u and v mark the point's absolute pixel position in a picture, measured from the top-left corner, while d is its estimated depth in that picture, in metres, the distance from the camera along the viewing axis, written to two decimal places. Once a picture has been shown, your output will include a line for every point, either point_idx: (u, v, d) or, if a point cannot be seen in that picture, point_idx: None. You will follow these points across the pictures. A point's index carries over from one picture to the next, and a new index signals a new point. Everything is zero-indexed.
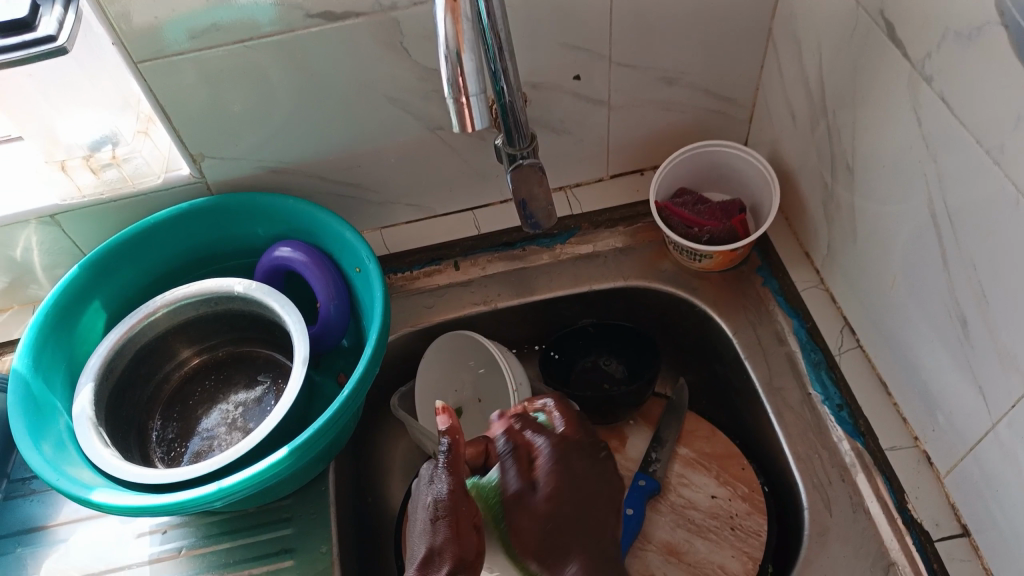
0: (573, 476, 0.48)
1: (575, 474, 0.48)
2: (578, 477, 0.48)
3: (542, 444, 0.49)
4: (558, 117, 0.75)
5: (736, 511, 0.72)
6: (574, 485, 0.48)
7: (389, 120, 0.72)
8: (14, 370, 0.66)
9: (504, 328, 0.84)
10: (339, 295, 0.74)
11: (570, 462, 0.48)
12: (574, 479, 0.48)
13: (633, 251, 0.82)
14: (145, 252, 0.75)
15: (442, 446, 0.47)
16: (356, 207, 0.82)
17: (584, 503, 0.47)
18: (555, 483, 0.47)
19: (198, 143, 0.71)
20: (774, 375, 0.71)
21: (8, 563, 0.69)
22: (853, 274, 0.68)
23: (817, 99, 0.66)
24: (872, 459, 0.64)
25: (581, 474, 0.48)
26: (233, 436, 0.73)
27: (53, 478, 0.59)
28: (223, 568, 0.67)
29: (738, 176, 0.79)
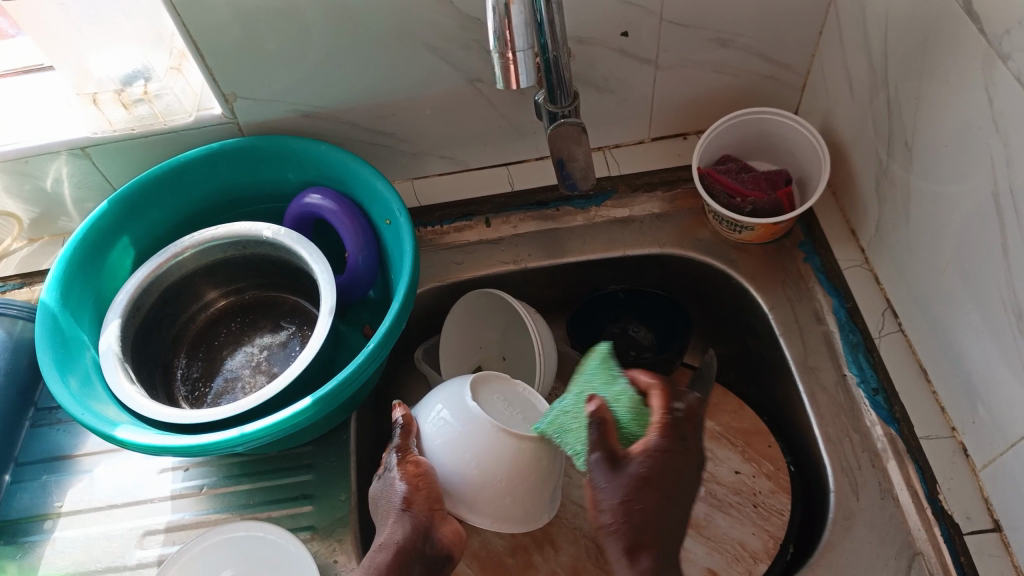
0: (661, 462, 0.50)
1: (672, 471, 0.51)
2: (675, 446, 0.51)
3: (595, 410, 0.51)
4: (601, 74, 0.72)
5: (760, 488, 0.71)
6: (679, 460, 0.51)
7: (428, 68, 0.70)
8: (42, 302, 0.65)
9: (532, 289, 0.83)
10: (367, 245, 0.72)
11: (677, 445, 0.51)
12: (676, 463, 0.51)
13: (671, 218, 0.80)
14: (176, 189, 0.74)
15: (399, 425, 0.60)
16: (389, 156, 0.80)
17: (670, 487, 0.50)
18: (666, 452, 0.51)
19: (231, 82, 0.69)
20: (808, 354, 0.69)
21: (33, 490, 0.70)
22: (901, 255, 0.65)
23: (879, 69, 0.63)
24: (905, 447, 0.62)
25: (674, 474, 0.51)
26: (257, 378, 0.72)
27: (78, 413, 0.59)
28: (243, 509, 0.67)
29: (786, 146, 0.76)
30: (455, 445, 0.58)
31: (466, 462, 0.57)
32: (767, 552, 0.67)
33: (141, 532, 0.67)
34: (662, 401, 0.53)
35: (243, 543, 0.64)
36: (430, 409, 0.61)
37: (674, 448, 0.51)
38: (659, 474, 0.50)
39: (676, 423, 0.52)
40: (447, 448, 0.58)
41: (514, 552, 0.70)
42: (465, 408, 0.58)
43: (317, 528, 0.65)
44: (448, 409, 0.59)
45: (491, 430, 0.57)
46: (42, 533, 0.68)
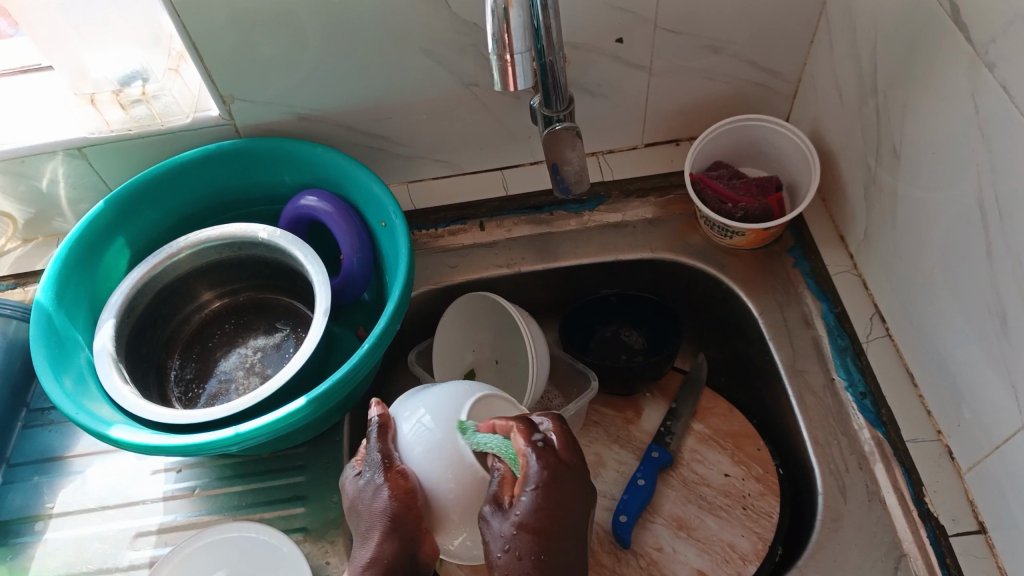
0: (558, 496, 0.49)
1: (561, 506, 0.49)
2: (558, 512, 0.48)
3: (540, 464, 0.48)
4: (595, 80, 0.73)
5: (749, 491, 0.71)
6: (555, 524, 0.48)
7: (424, 72, 0.71)
8: (37, 302, 0.65)
9: (524, 293, 0.84)
10: (363, 248, 0.73)
11: (557, 519, 0.48)
12: (556, 508, 0.48)
13: (663, 223, 0.81)
14: (172, 190, 0.74)
15: (371, 426, 0.53)
16: (384, 159, 0.81)
17: (558, 545, 0.48)
18: (543, 511, 0.48)
19: (229, 84, 0.70)
20: (797, 358, 0.70)
21: (25, 490, 0.70)
22: (888, 260, 0.66)
23: (868, 77, 0.64)
24: (892, 450, 0.63)
25: (563, 507, 0.49)
26: (251, 380, 0.72)
27: (73, 412, 0.59)
28: (236, 510, 0.67)
29: (777, 153, 0.77)
30: (432, 450, 0.49)
31: (444, 473, 0.49)
32: (756, 553, 0.67)
33: (134, 533, 0.67)
34: (541, 469, 0.48)
35: (240, 544, 0.64)
36: (411, 411, 0.52)
37: (561, 506, 0.49)
38: (546, 521, 0.48)
39: (565, 486, 0.49)
40: (426, 453, 0.50)
41: None
42: (451, 411, 0.50)
43: (309, 530, 0.65)
44: (429, 415, 0.51)
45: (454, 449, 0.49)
46: (33, 535, 0.68)
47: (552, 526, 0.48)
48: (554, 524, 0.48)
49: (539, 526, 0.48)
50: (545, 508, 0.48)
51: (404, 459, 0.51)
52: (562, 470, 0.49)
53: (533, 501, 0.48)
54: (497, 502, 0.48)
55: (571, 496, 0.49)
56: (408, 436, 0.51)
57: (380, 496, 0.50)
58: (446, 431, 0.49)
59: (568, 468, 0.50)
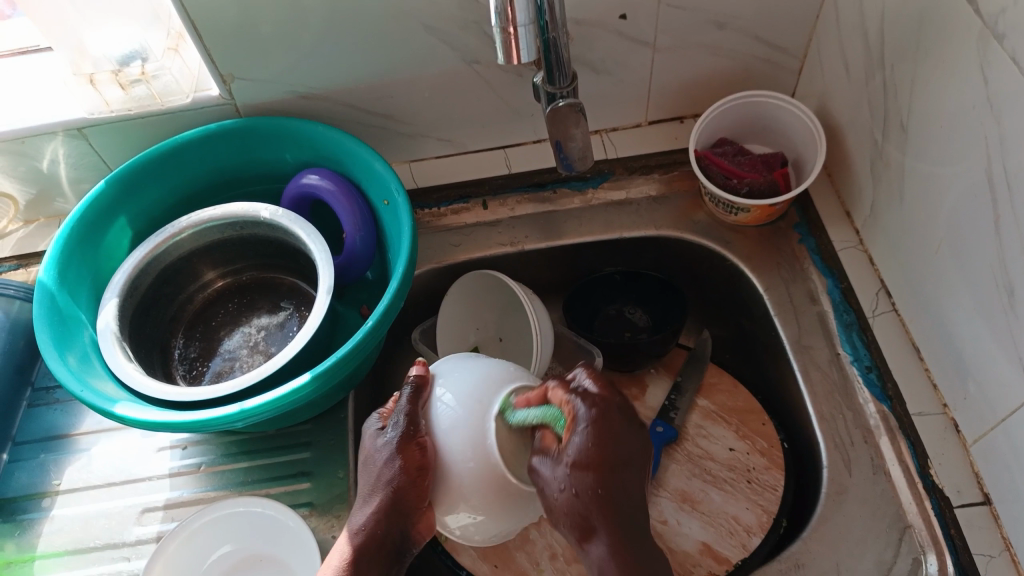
0: (614, 437, 0.44)
1: (616, 442, 0.44)
2: (613, 448, 0.44)
3: (586, 410, 0.44)
4: (599, 56, 0.72)
5: (754, 465, 0.71)
6: (612, 462, 0.43)
7: (426, 49, 0.70)
8: (39, 282, 0.65)
9: (529, 271, 0.83)
10: (365, 226, 0.72)
11: (615, 458, 0.44)
12: (613, 445, 0.44)
13: (667, 200, 0.80)
14: (173, 169, 0.74)
15: (405, 388, 0.50)
16: (386, 138, 0.80)
17: (621, 481, 0.44)
18: (597, 448, 0.43)
19: (231, 63, 0.69)
20: (803, 334, 0.70)
21: (30, 469, 0.70)
22: (895, 236, 0.66)
23: (875, 50, 0.63)
24: (897, 424, 0.63)
25: (621, 443, 0.44)
26: (255, 358, 0.72)
27: (77, 389, 0.59)
28: (242, 486, 0.68)
29: (783, 129, 0.76)
30: (459, 428, 0.46)
31: (464, 449, 0.46)
32: (761, 525, 0.67)
33: (141, 510, 0.67)
34: (587, 410, 0.44)
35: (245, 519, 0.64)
36: (450, 384, 0.49)
37: (617, 443, 0.44)
38: (605, 458, 0.43)
39: (617, 426, 0.44)
40: (452, 430, 0.47)
41: None
42: (483, 393, 0.47)
43: (315, 504, 0.65)
44: (457, 396, 0.48)
45: (471, 427, 0.46)
46: (39, 511, 0.68)
47: (610, 462, 0.43)
48: (611, 460, 0.43)
49: (602, 466, 0.43)
50: (603, 444, 0.43)
51: (430, 429, 0.48)
52: (610, 409, 0.45)
53: (582, 439, 0.43)
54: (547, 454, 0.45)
55: (627, 436, 0.45)
56: (438, 408, 0.48)
57: (390, 463, 0.49)
58: (473, 410, 0.46)
59: (617, 406, 0.45)
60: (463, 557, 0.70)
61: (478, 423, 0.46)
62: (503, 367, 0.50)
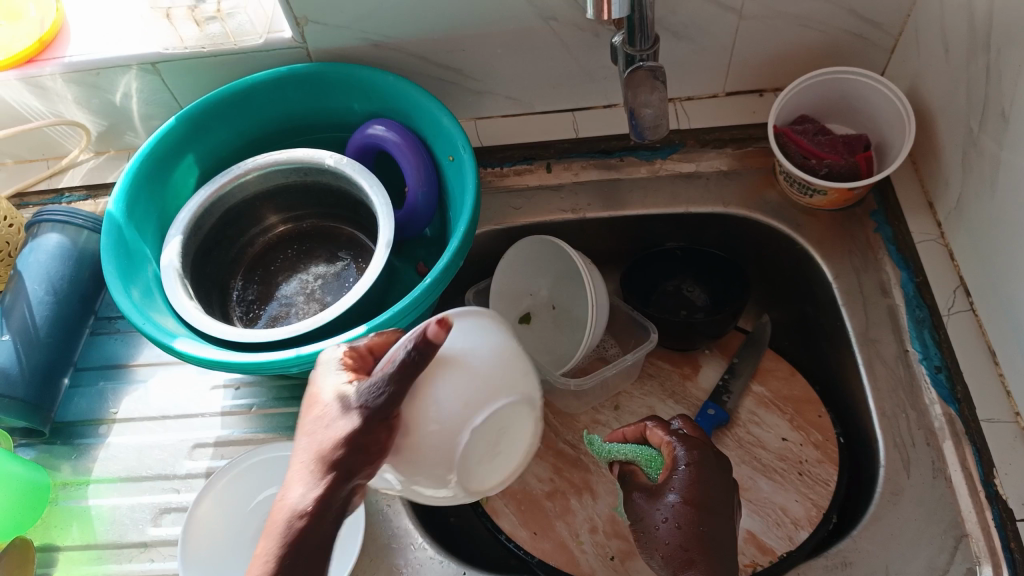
0: (707, 477, 0.49)
1: (710, 480, 0.49)
2: (713, 489, 0.48)
3: (684, 451, 0.50)
4: (680, 20, 0.69)
5: (806, 457, 0.70)
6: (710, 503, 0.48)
7: (501, 2, 0.68)
8: (108, 213, 0.66)
9: (587, 239, 0.82)
10: (428, 181, 0.71)
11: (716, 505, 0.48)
12: (708, 483, 0.49)
13: (738, 176, 0.77)
14: (242, 111, 0.74)
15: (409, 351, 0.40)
16: (454, 93, 0.79)
17: (714, 523, 0.47)
18: (693, 487, 0.48)
19: (304, 6, 0.68)
20: (870, 327, 0.67)
21: (90, 395, 0.73)
22: (981, 231, 0.62)
23: (981, 30, 0.59)
24: (963, 428, 0.60)
25: (718, 484, 0.49)
26: (310, 306, 0.73)
27: (139, 322, 0.60)
28: (289, 431, 0.68)
29: (869, 110, 0.72)
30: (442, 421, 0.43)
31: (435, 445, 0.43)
32: (810, 518, 0.66)
33: (192, 445, 0.69)
34: (685, 449, 0.50)
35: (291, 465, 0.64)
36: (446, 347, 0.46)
37: (713, 483, 0.49)
38: (701, 495, 0.48)
39: (712, 473, 0.49)
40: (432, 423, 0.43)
41: (551, 497, 0.71)
42: (486, 393, 0.44)
43: None
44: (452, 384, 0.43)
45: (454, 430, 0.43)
46: (97, 437, 0.70)
47: (706, 503, 0.48)
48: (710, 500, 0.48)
49: (696, 501, 0.48)
50: (698, 481, 0.48)
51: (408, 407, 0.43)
52: (709, 455, 0.51)
53: (682, 477, 0.49)
54: (649, 492, 0.50)
55: (721, 483, 0.49)
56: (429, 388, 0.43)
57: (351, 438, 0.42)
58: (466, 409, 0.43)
59: (715, 454, 0.51)
60: (502, 519, 0.70)
61: (464, 425, 0.43)
62: (512, 358, 0.46)
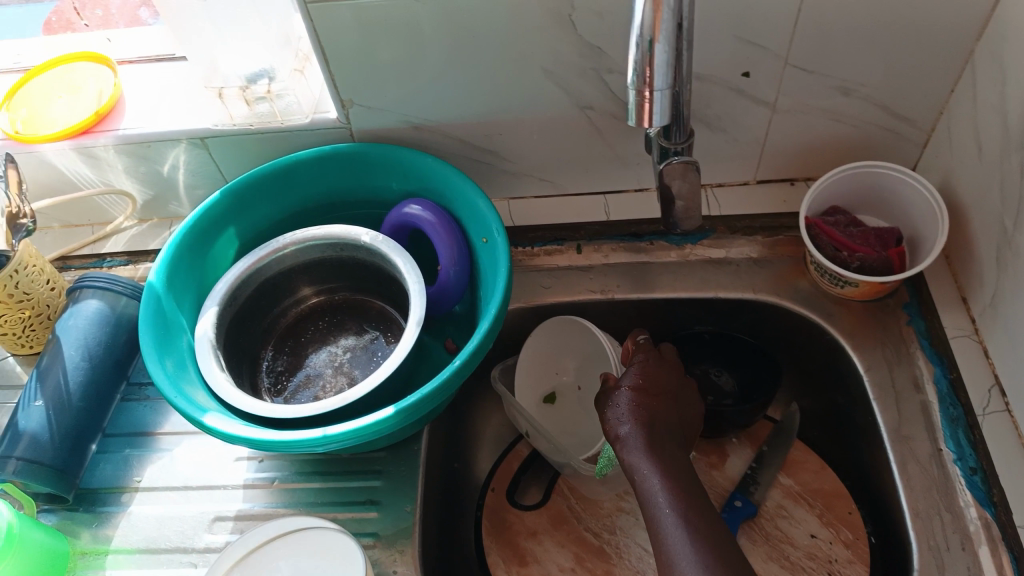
0: (650, 372, 0.64)
1: (656, 375, 0.65)
2: (654, 381, 0.64)
3: (638, 354, 0.66)
4: (713, 112, 0.71)
5: (836, 556, 0.68)
6: (660, 389, 0.63)
7: (539, 91, 0.70)
8: (149, 283, 0.68)
9: (616, 321, 0.82)
10: (460, 261, 0.72)
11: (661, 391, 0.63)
12: (652, 379, 0.64)
13: (768, 264, 0.77)
14: (283, 186, 0.76)
15: None
16: (490, 174, 0.81)
17: (654, 404, 0.62)
18: (638, 377, 0.64)
19: (350, 90, 0.71)
20: (903, 423, 0.65)
21: (116, 462, 0.73)
22: (1017, 331, 0.61)
23: (1015, 132, 0.60)
24: (1000, 534, 0.58)
25: (661, 381, 0.64)
26: (339, 380, 0.73)
27: (172, 395, 0.61)
28: (311, 506, 0.68)
29: (901, 204, 0.73)
30: None
31: None
32: None
33: (212, 517, 0.69)
34: (639, 353, 0.66)
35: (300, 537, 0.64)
36: None
37: (656, 378, 0.64)
38: (641, 382, 0.64)
39: (658, 372, 0.65)
40: None
41: None
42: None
43: (380, 535, 0.65)
44: None
45: None
46: (119, 505, 0.71)
47: (646, 388, 0.63)
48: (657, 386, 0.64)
49: (637, 387, 0.63)
50: (641, 375, 0.64)
51: None
52: (659, 360, 0.66)
53: (632, 373, 0.65)
54: (608, 394, 0.65)
55: (665, 381, 0.64)
56: None
57: None
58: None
59: (665, 361, 0.66)
60: None
61: None
62: None
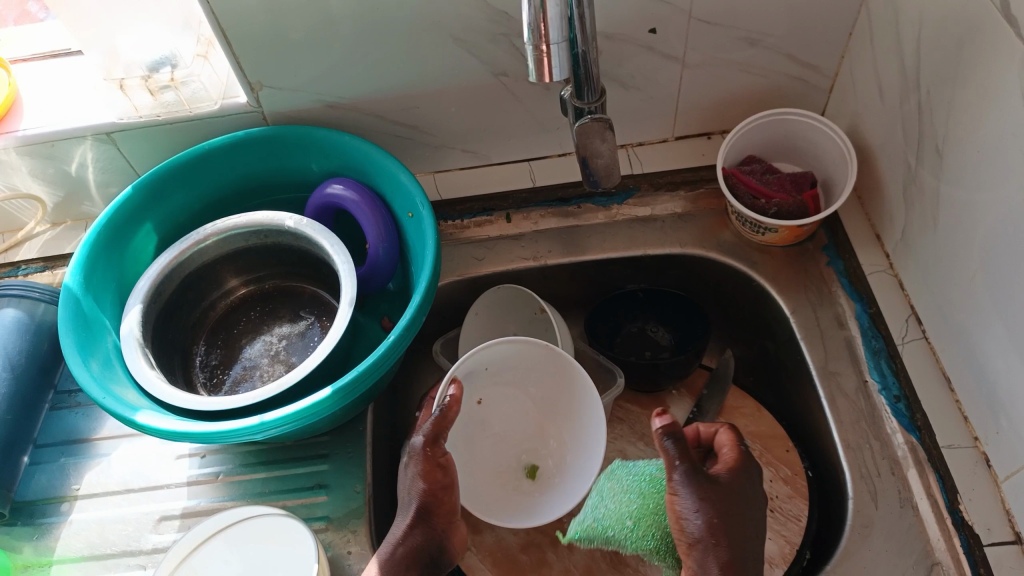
0: (738, 476, 0.57)
1: (744, 479, 0.58)
2: (744, 486, 0.57)
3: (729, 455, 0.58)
4: (627, 72, 0.72)
5: (777, 493, 0.70)
6: (742, 499, 0.57)
7: (453, 61, 0.70)
8: (65, 285, 0.65)
9: (550, 286, 0.83)
10: (388, 237, 0.72)
11: (722, 499, 0.55)
12: (743, 485, 0.57)
13: (693, 218, 0.79)
14: (200, 175, 0.74)
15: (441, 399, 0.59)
16: (411, 148, 0.80)
17: (739, 510, 0.56)
18: (734, 476, 0.57)
19: (258, 72, 0.69)
20: (829, 360, 0.68)
21: (51, 471, 0.71)
22: (928, 262, 0.64)
23: (911, 71, 0.62)
24: (925, 456, 0.61)
25: (751, 490, 0.57)
26: (276, 368, 0.72)
27: (99, 397, 0.59)
28: (259, 496, 0.67)
29: (813, 149, 0.75)
30: None
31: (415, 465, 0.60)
32: (783, 556, 0.66)
33: (157, 517, 0.67)
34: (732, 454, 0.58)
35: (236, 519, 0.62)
36: None
37: (744, 483, 0.57)
38: (735, 484, 0.57)
39: (746, 478, 0.58)
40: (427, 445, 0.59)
41: (526, 548, 0.71)
42: None
43: (331, 519, 0.65)
44: None
45: None
46: (59, 515, 0.68)
47: (739, 492, 0.56)
48: (723, 511, 0.55)
49: (727, 498, 0.56)
50: (734, 477, 0.57)
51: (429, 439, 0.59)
52: (750, 465, 0.59)
53: (727, 472, 0.57)
54: (689, 470, 0.56)
55: (752, 492, 0.58)
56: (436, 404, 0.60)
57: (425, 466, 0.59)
58: None
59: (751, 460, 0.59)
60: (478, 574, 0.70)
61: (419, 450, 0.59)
62: None
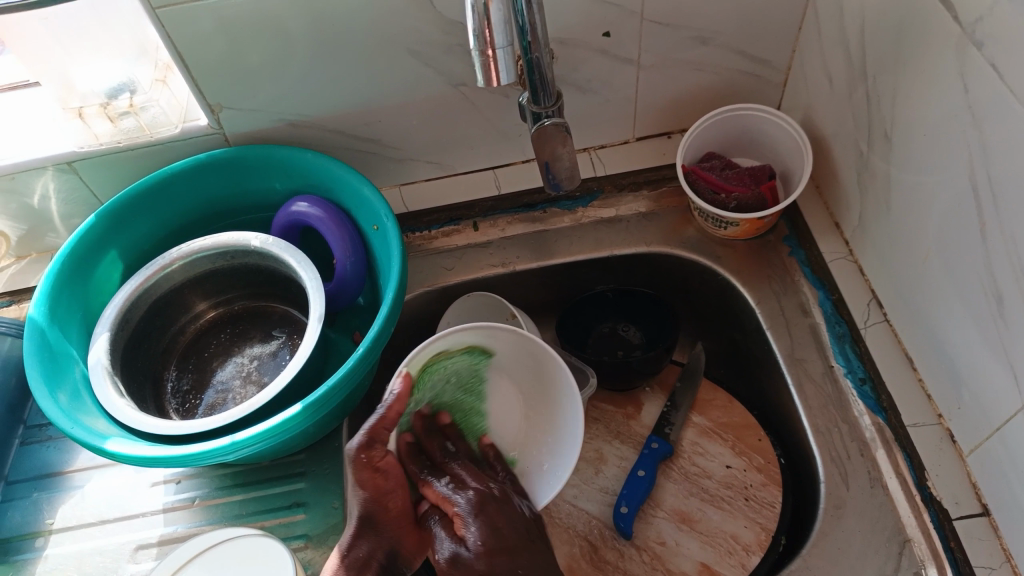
0: (503, 519, 0.54)
1: (506, 520, 0.54)
2: (507, 526, 0.53)
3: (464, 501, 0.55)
4: (583, 76, 0.73)
5: (751, 482, 0.71)
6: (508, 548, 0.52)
7: (410, 74, 0.70)
8: (29, 317, 0.65)
9: (519, 292, 0.83)
10: (354, 252, 0.72)
11: (494, 507, 0.54)
12: (504, 530, 0.53)
13: (656, 216, 0.80)
14: (163, 200, 0.74)
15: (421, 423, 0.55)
16: (375, 163, 0.80)
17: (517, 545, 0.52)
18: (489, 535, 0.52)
19: (215, 94, 0.69)
20: (795, 347, 0.69)
21: (23, 507, 0.70)
22: (885, 246, 0.65)
23: (857, 61, 0.63)
24: (893, 435, 0.62)
25: (507, 519, 0.54)
26: (248, 388, 0.72)
27: (68, 427, 0.59)
28: (236, 518, 0.67)
29: (769, 142, 0.76)
30: None
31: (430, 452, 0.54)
32: (760, 543, 0.67)
33: (133, 547, 0.67)
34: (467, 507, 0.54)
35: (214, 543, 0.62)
36: None
37: (514, 526, 0.54)
38: (502, 545, 0.51)
39: (507, 518, 0.54)
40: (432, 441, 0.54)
41: None
42: None
43: (310, 536, 0.65)
44: None
45: None
46: (34, 551, 0.68)
47: (507, 540, 0.52)
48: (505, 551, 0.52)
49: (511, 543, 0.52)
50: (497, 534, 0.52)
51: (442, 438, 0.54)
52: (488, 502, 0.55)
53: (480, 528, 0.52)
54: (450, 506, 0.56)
55: (520, 526, 0.54)
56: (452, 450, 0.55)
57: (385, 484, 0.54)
58: None
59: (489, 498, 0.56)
60: None
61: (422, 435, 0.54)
62: None
